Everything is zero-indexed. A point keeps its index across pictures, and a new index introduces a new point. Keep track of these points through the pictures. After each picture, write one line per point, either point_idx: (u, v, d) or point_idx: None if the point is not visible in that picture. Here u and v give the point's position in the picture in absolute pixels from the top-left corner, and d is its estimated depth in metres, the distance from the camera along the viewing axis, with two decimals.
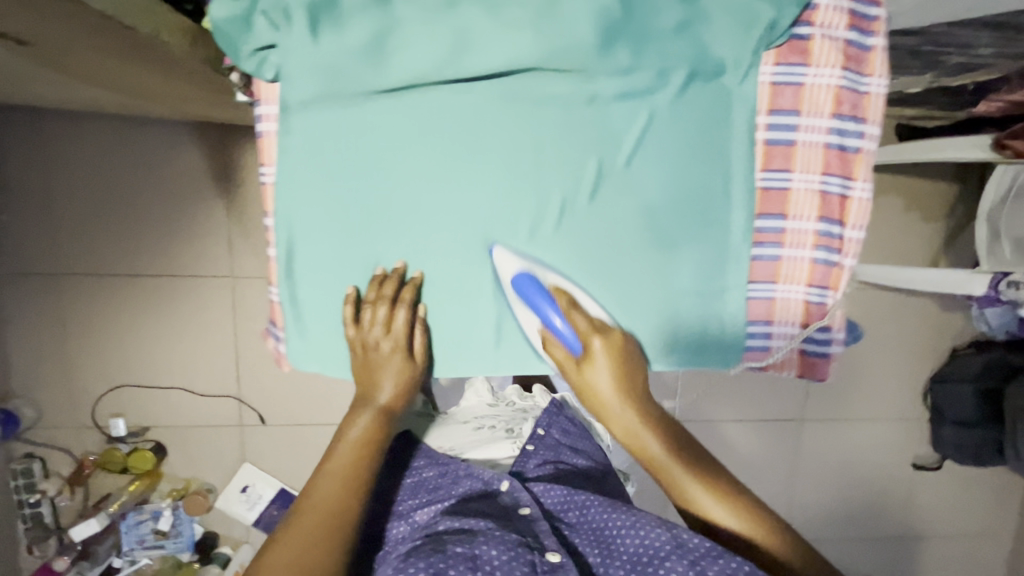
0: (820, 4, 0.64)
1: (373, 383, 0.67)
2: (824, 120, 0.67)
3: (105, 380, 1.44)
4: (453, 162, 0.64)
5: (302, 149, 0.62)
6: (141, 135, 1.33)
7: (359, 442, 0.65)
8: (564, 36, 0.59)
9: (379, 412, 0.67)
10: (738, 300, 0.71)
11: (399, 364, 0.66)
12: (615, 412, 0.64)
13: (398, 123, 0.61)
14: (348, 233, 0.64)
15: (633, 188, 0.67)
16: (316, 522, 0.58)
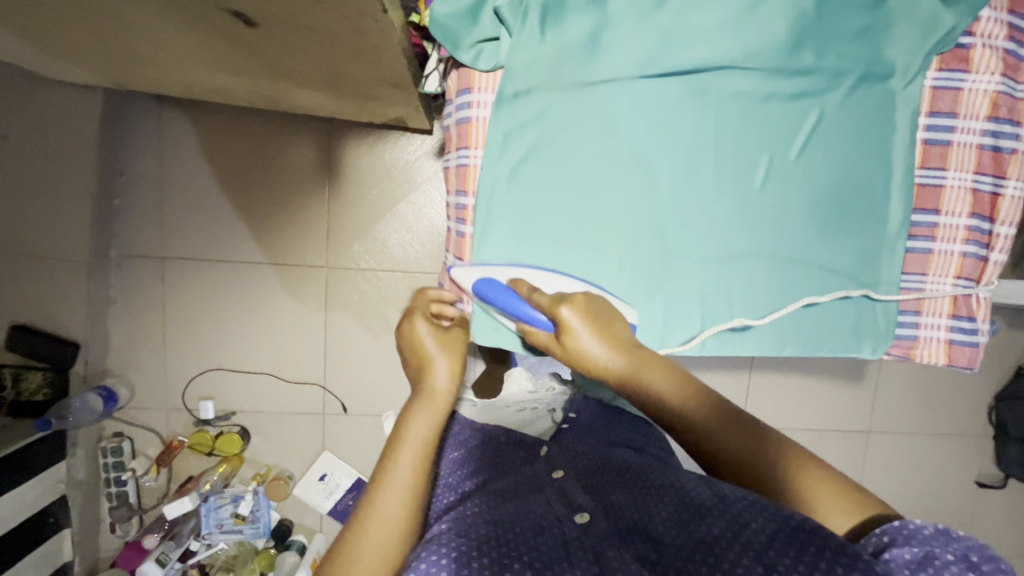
0: (982, 17, 0.69)
1: (427, 372, 0.67)
2: (979, 122, 0.71)
3: (200, 362, 1.49)
4: (641, 150, 0.69)
5: (506, 131, 0.67)
6: (256, 132, 1.43)
7: (424, 439, 0.62)
8: (756, 38, 0.65)
9: (437, 396, 0.65)
10: (892, 290, 0.75)
11: (439, 340, 0.68)
12: (609, 368, 0.60)
13: (598, 110, 0.67)
14: (541, 211, 0.69)
15: (801, 180, 0.72)
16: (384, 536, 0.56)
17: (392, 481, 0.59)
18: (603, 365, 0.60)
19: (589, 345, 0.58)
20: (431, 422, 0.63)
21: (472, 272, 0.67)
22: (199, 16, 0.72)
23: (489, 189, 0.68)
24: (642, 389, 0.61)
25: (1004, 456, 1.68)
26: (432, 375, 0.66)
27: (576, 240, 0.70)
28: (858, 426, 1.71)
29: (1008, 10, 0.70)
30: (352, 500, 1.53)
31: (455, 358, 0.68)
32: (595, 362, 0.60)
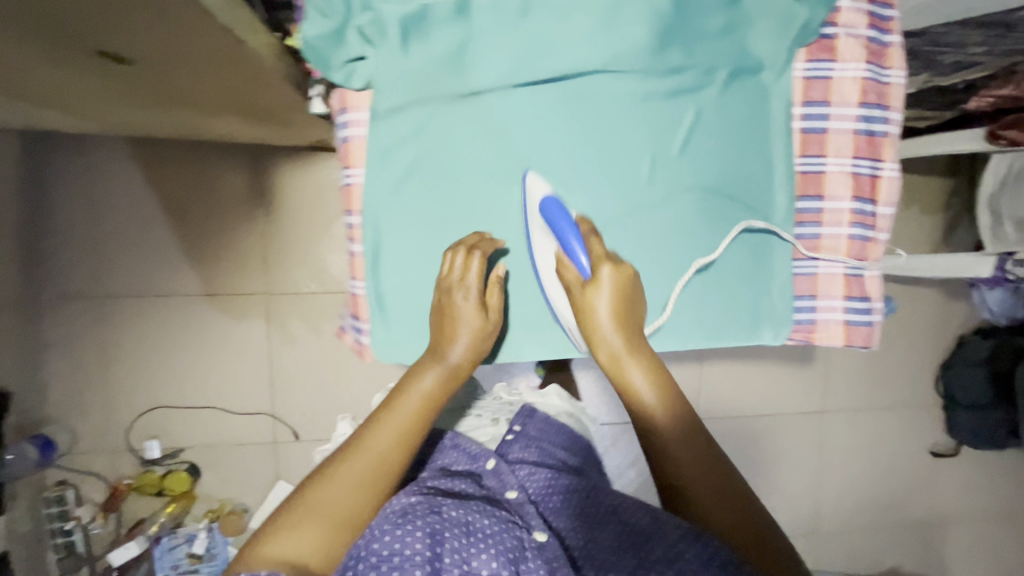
0: (842, 7, 0.72)
1: (450, 330, 0.65)
2: (852, 109, 0.74)
3: (142, 401, 1.45)
4: (524, 157, 0.69)
5: (386, 149, 0.66)
6: (183, 163, 1.41)
7: (427, 396, 0.63)
8: (622, 40, 0.65)
9: (448, 369, 0.65)
10: (785, 275, 0.77)
11: (478, 320, 0.66)
12: (603, 336, 0.62)
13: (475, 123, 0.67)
14: (431, 226, 0.69)
15: (687, 176, 0.73)
16: (362, 470, 0.58)
17: (385, 425, 0.61)
18: (601, 334, 0.62)
19: (601, 304, 0.61)
20: (438, 388, 0.64)
21: (539, 187, 0.67)
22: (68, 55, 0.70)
23: (374, 208, 0.68)
24: (624, 380, 0.62)
25: (954, 424, 1.73)
26: (449, 346, 0.65)
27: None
28: (813, 406, 1.74)
29: None
30: None
31: (483, 341, 0.67)
32: (597, 324, 0.61)
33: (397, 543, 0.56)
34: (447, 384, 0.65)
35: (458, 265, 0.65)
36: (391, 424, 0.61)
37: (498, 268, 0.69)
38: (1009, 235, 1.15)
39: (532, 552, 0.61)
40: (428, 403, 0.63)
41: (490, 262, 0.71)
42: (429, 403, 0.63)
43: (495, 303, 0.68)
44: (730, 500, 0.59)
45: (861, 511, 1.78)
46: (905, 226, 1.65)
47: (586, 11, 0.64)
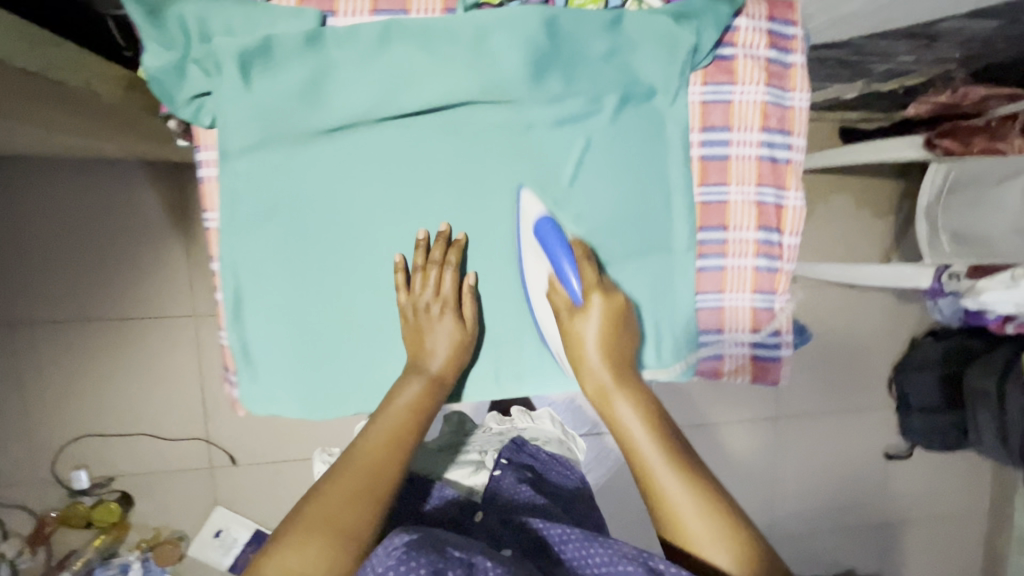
0: (740, 25, 0.67)
1: (427, 346, 0.65)
2: (754, 134, 0.69)
3: (67, 431, 1.38)
4: (399, 195, 0.65)
5: (243, 191, 0.62)
6: (98, 180, 1.33)
7: (411, 405, 0.62)
8: (494, 70, 0.61)
9: (432, 381, 0.64)
10: (687, 310, 0.73)
11: (455, 332, 0.66)
12: (591, 370, 0.63)
13: (341, 161, 0.63)
14: (298, 273, 0.64)
15: (578, 210, 0.69)
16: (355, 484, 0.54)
17: (372, 430, 0.59)
18: (589, 370, 0.63)
19: (586, 330, 0.63)
20: (420, 396, 0.63)
21: (535, 206, 0.66)
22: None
23: (232, 253, 0.63)
24: (612, 415, 0.62)
25: (907, 427, 1.72)
26: (427, 356, 0.65)
27: (342, 297, 0.66)
28: (768, 412, 1.72)
29: (767, 16, 0.67)
30: (253, 554, 1.46)
31: (461, 350, 0.66)
32: (584, 355, 0.63)
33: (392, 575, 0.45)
34: (430, 393, 0.64)
35: (419, 282, 0.65)
36: (378, 432, 0.59)
37: (471, 277, 0.68)
38: (946, 246, 1.12)
39: None
40: (414, 413, 0.61)
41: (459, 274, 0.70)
42: (412, 411, 0.61)
43: (470, 316, 0.67)
44: (729, 528, 0.54)
45: (819, 516, 1.77)
46: (856, 229, 1.64)
47: (450, 40, 0.59)
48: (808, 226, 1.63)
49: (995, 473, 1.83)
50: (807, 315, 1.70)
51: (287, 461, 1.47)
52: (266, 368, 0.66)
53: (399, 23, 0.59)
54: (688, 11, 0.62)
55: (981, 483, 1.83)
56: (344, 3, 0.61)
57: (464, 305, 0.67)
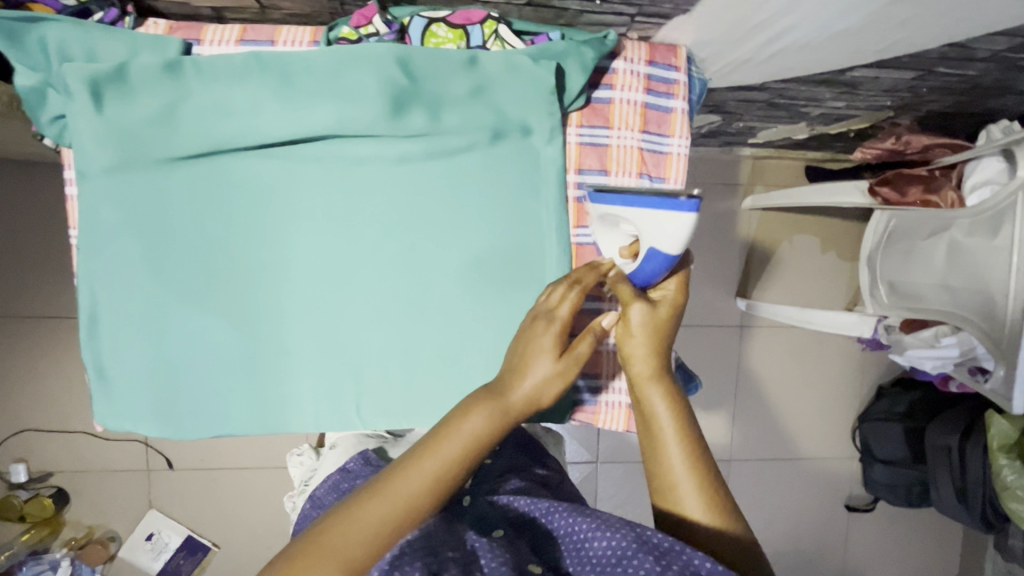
0: (618, 68, 0.66)
1: (520, 369, 0.55)
2: (632, 178, 0.68)
3: (8, 425, 1.41)
4: (262, 223, 0.65)
5: (104, 211, 0.62)
6: (52, 181, 1.35)
7: (473, 440, 0.52)
8: (352, 106, 0.60)
9: (501, 414, 0.53)
10: None
11: (552, 369, 0.55)
12: (636, 351, 0.59)
13: (203, 188, 0.63)
14: (156, 296, 0.65)
15: (443, 247, 0.68)
16: (394, 508, 0.48)
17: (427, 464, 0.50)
18: (633, 348, 0.59)
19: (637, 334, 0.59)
20: (489, 428, 0.52)
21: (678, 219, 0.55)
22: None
23: (87, 271, 0.64)
24: (643, 398, 0.59)
25: (869, 480, 1.63)
26: (525, 379, 0.55)
27: (201, 319, 0.66)
28: (720, 453, 1.66)
29: (647, 60, 0.66)
30: (182, 559, 1.47)
31: (551, 389, 0.56)
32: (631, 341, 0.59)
33: None
34: (496, 427, 0.53)
35: (555, 298, 0.59)
36: (426, 469, 0.50)
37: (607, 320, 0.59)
38: (884, 297, 1.07)
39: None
40: (474, 447, 0.52)
41: (423, 287, 0.68)
42: (474, 453, 0.52)
43: (580, 352, 0.57)
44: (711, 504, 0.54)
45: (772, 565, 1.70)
46: (819, 270, 1.60)
47: (303, 71, 0.59)
48: (770, 265, 1.59)
49: (961, 533, 1.74)
50: (769, 355, 1.65)
51: (222, 469, 1.47)
52: (120, 385, 0.67)
53: (255, 55, 0.59)
54: (553, 50, 0.62)
55: (947, 542, 1.75)
56: (211, 32, 0.62)
57: (579, 340, 0.57)
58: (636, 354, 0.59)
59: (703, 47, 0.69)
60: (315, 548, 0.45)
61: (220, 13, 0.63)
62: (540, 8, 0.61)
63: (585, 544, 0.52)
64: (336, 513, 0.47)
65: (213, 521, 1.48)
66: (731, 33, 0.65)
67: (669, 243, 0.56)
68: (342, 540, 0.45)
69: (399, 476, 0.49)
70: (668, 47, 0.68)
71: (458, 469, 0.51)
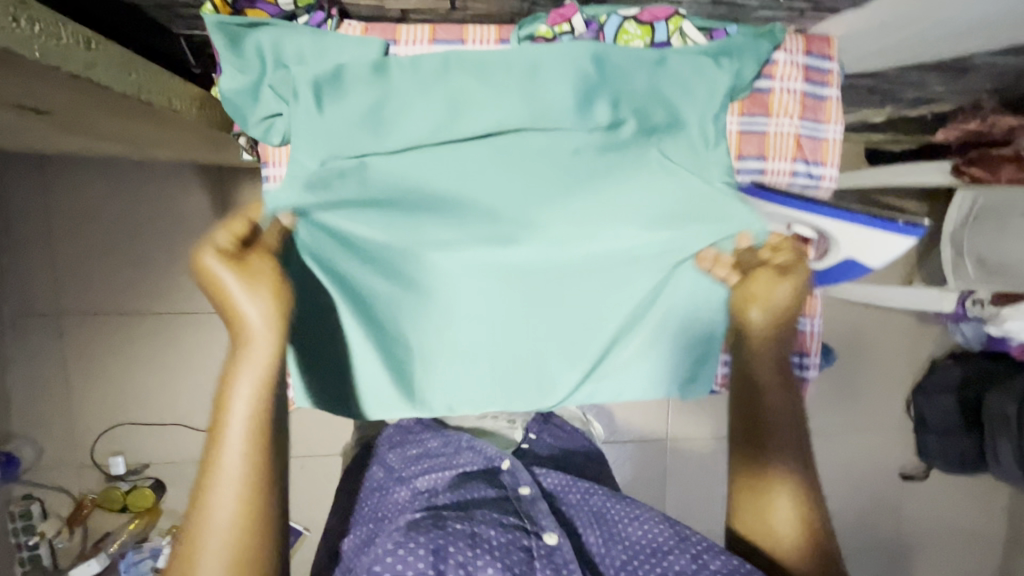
0: (778, 59, 0.70)
1: (230, 304, 0.58)
2: (787, 163, 0.72)
3: (108, 418, 1.45)
4: (451, 216, 0.70)
5: None
6: (142, 178, 1.36)
7: (250, 411, 0.57)
8: (544, 100, 0.63)
9: (247, 342, 0.58)
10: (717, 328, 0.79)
11: (240, 276, 0.58)
12: (757, 316, 0.73)
13: (397, 182, 0.66)
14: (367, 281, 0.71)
15: (614, 238, 0.73)
16: (240, 497, 0.55)
17: (228, 470, 0.56)
18: (755, 321, 0.73)
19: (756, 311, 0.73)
20: (257, 391, 0.57)
21: (880, 255, 0.72)
22: (4, 117, 0.69)
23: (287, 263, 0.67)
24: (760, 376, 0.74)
25: (923, 446, 1.70)
26: (242, 317, 0.58)
27: (406, 301, 0.73)
28: None
29: (804, 51, 0.70)
30: None
31: (279, 316, 0.59)
32: (755, 311, 0.73)
33: (399, 561, 0.61)
34: (263, 371, 0.58)
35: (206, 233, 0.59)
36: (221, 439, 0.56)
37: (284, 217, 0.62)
38: (971, 272, 1.14)
39: (542, 560, 0.68)
40: (255, 414, 0.57)
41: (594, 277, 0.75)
42: (254, 420, 0.57)
43: (260, 259, 0.59)
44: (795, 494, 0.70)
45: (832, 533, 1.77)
46: None
47: (502, 70, 0.63)
48: None
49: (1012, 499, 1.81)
50: (828, 333, 1.71)
51: None
52: (321, 367, 0.73)
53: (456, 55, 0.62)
54: (733, 45, 0.66)
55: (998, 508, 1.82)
56: (406, 33, 0.65)
57: (255, 252, 0.60)
58: (758, 325, 0.73)
59: (850, 38, 0.73)
60: (193, 544, 0.54)
61: (408, 15, 0.67)
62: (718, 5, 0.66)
63: (623, 525, 0.75)
64: (198, 500, 0.55)
65: None
66: (887, 26, 0.69)
67: (868, 254, 0.72)
68: (211, 523, 0.54)
69: (216, 461, 0.56)
70: (821, 38, 0.72)
71: (257, 439, 0.57)
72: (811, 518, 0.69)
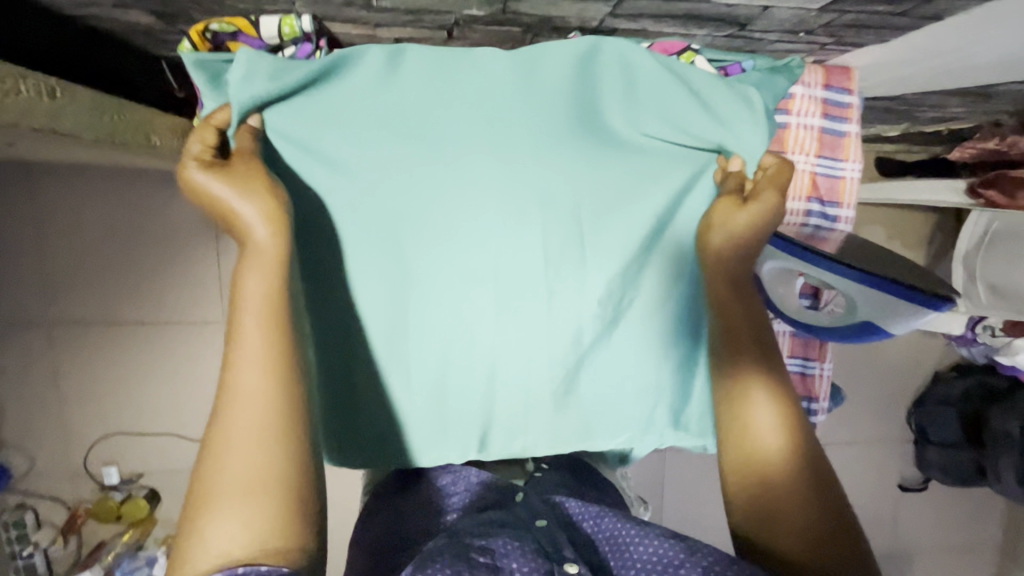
0: (796, 93, 0.67)
1: (227, 212, 0.48)
2: (801, 203, 0.69)
3: (99, 428, 1.43)
4: (424, 263, 0.59)
5: None
6: (130, 183, 1.32)
7: (263, 301, 0.47)
8: (548, 131, 0.58)
9: (250, 249, 0.48)
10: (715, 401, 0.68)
11: (229, 180, 0.48)
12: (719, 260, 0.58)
13: (374, 214, 0.57)
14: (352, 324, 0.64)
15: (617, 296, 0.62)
16: (260, 426, 0.44)
17: (239, 397, 0.45)
18: (717, 258, 0.58)
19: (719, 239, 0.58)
20: (267, 289, 0.48)
21: None
22: None
23: None
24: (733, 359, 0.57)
25: (921, 460, 1.64)
26: (239, 221, 0.48)
27: (391, 357, 0.60)
28: None
29: (823, 84, 0.67)
30: None
31: (281, 212, 0.49)
32: (718, 249, 0.58)
33: None
34: (273, 269, 0.48)
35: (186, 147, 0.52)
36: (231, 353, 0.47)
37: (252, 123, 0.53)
38: (982, 297, 1.10)
39: None
40: (268, 306, 0.47)
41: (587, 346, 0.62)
42: (270, 321, 0.47)
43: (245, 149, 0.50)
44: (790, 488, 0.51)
45: None
46: None
47: (494, 106, 0.57)
48: None
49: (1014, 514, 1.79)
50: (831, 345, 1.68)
51: None
52: None
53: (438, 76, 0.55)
54: (750, 82, 0.61)
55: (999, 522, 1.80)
56: None
57: (233, 157, 0.50)
58: (713, 252, 0.58)
59: (871, 68, 0.69)
60: (206, 492, 0.42)
61: (400, 41, 0.63)
62: (733, 37, 0.61)
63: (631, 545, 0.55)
64: (210, 443, 0.44)
65: None
66: (913, 58, 0.64)
67: (886, 320, 0.59)
68: (228, 442, 0.44)
69: (230, 372, 0.46)
70: (842, 69, 0.68)
71: (275, 337, 0.47)
72: (802, 447, 0.52)
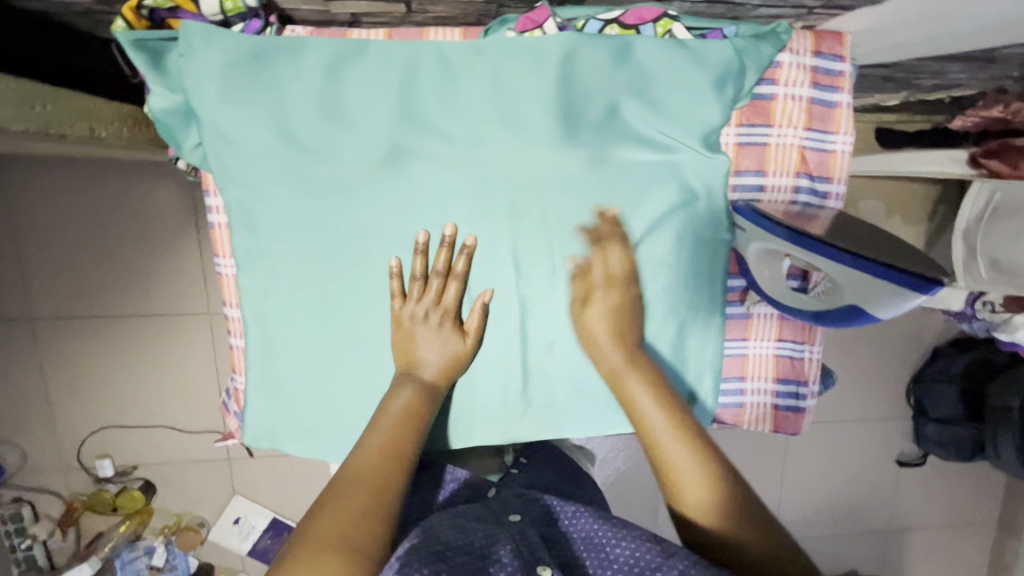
0: (784, 61, 0.62)
1: (412, 352, 0.60)
2: (790, 178, 0.66)
3: (90, 422, 1.42)
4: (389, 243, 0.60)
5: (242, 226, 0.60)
6: (105, 175, 1.29)
7: (407, 412, 0.57)
8: (508, 107, 0.58)
9: (424, 389, 0.59)
10: (696, 374, 0.67)
11: (446, 341, 0.61)
12: (602, 348, 0.61)
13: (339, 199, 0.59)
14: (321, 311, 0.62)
15: (578, 269, 0.63)
16: (350, 519, 0.46)
17: (360, 476, 0.50)
18: (600, 350, 0.61)
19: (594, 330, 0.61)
20: (417, 404, 0.58)
21: None
22: None
23: (255, 302, 0.63)
24: (626, 397, 0.59)
25: (920, 435, 1.62)
26: (421, 355, 0.60)
27: (374, 334, 0.63)
28: None
29: (813, 51, 0.63)
30: (270, 540, 1.51)
31: (454, 367, 0.62)
32: (594, 333, 0.61)
33: None
34: (423, 401, 0.58)
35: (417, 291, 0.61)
36: (374, 443, 0.53)
37: (391, 264, 0.60)
38: (982, 272, 1.07)
39: None
40: (407, 422, 0.56)
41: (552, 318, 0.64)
42: (408, 424, 0.56)
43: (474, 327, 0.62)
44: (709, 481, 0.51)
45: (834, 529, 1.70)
46: None
47: (454, 86, 0.58)
48: None
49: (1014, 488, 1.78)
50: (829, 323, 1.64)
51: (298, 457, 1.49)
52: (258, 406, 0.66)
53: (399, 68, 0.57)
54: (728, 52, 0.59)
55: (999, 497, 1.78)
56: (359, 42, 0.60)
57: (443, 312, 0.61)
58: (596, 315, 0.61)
59: (864, 33, 0.65)
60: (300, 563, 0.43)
61: (358, 16, 0.59)
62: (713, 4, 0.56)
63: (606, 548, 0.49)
64: (302, 540, 0.45)
65: (296, 501, 1.52)
66: (908, 22, 0.60)
67: (875, 306, 0.55)
68: (335, 511, 0.47)
69: (362, 442, 0.54)
70: (833, 35, 0.64)
71: (401, 435, 0.55)
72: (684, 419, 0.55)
